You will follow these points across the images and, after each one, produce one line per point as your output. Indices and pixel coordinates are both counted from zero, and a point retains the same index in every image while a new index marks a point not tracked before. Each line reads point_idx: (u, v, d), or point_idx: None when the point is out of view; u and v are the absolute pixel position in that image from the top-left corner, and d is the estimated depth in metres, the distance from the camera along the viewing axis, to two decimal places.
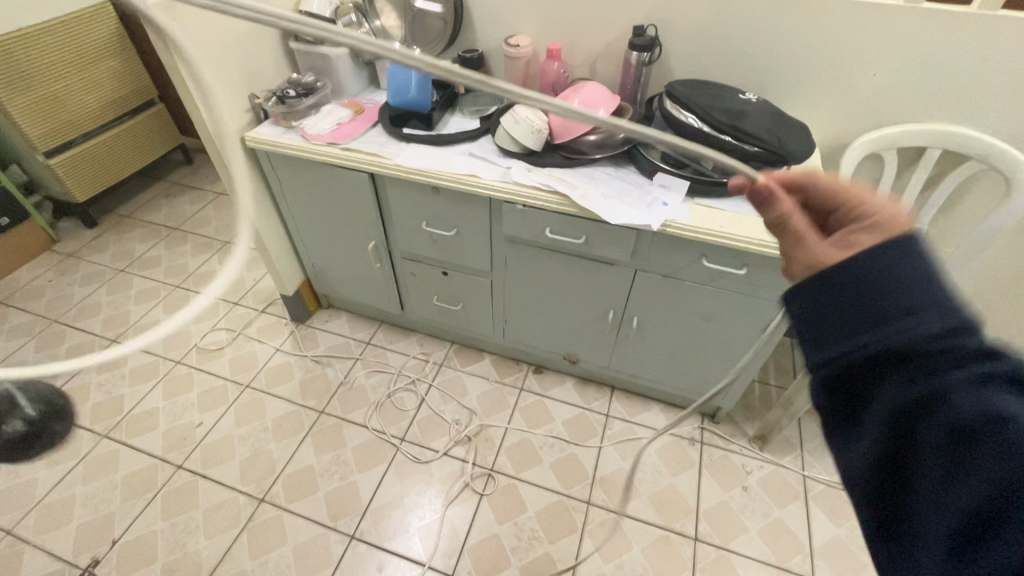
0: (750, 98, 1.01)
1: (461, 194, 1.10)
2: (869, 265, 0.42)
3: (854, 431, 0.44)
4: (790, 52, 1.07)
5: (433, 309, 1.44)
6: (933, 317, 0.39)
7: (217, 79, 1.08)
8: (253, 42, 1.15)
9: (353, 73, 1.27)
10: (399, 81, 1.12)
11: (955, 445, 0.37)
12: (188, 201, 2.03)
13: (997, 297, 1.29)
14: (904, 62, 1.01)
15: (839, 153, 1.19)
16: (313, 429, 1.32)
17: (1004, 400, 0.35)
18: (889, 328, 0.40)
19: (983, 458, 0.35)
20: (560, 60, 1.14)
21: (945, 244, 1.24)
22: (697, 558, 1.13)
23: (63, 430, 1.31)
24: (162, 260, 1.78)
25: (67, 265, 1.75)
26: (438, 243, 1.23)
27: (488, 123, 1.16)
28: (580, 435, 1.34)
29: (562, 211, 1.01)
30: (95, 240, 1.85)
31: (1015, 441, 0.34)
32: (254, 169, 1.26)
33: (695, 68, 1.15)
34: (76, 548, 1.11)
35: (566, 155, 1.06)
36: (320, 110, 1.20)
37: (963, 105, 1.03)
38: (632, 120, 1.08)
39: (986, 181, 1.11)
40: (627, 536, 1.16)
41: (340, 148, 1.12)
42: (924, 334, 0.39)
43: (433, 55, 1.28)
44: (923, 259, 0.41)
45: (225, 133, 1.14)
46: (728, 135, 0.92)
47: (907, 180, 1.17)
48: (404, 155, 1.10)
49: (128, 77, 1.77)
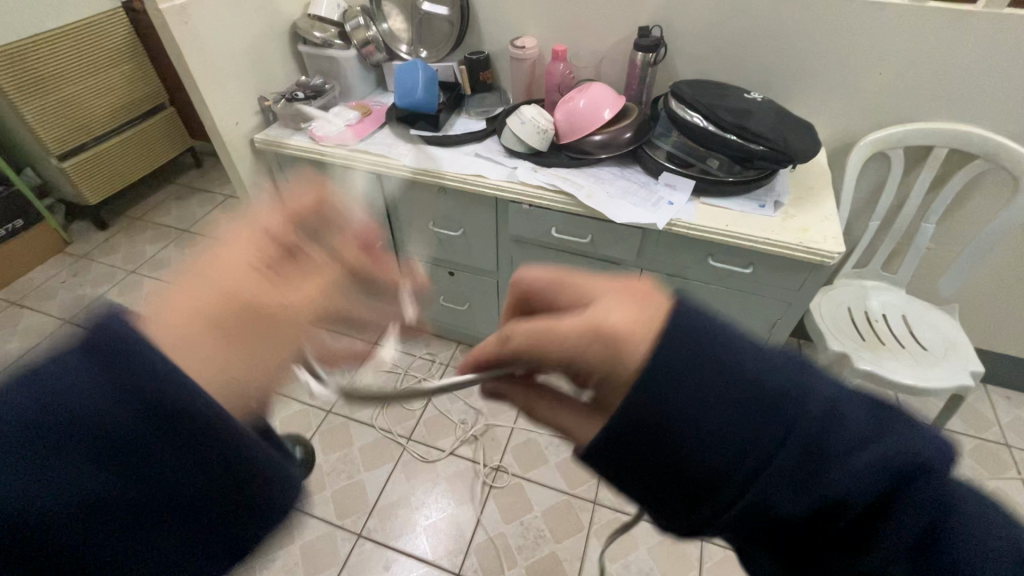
0: (756, 98, 1.01)
1: (467, 195, 1.11)
2: (702, 362, 0.33)
3: (807, 500, 0.32)
4: (795, 52, 1.07)
5: (439, 309, 1.44)
6: (795, 403, 0.32)
7: (227, 82, 1.10)
8: (263, 46, 1.16)
9: (361, 75, 1.29)
10: (406, 83, 1.13)
11: (896, 446, 0.32)
12: (198, 203, 2.06)
13: (1006, 296, 1.28)
14: (910, 61, 1.01)
15: (845, 153, 1.19)
16: (320, 428, 1.33)
17: (877, 428, 0.33)
18: (785, 435, 0.32)
19: (917, 489, 0.32)
20: (566, 61, 1.15)
21: (953, 243, 1.24)
22: (703, 558, 1.12)
23: None
24: (172, 261, 1.80)
25: (79, 267, 1.77)
26: (444, 244, 1.24)
27: (494, 124, 1.17)
28: None
29: (568, 210, 1.02)
30: (107, 241, 1.88)
31: (912, 457, 0.32)
32: (263, 171, 1.28)
33: (700, 69, 1.16)
34: None
35: (572, 155, 1.07)
36: (328, 112, 1.22)
37: (970, 103, 1.03)
38: (637, 120, 1.09)
39: (993, 179, 1.11)
40: (633, 535, 1.16)
41: (347, 150, 1.14)
42: (806, 417, 0.32)
43: (440, 58, 1.29)
44: (716, 331, 0.34)
45: (235, 135, 1.16)
46: (733, 135, 0.92)
47: (913, 180, 1.17)
48: (411, 156, 1.11)
49: (139, 82, 1.81)
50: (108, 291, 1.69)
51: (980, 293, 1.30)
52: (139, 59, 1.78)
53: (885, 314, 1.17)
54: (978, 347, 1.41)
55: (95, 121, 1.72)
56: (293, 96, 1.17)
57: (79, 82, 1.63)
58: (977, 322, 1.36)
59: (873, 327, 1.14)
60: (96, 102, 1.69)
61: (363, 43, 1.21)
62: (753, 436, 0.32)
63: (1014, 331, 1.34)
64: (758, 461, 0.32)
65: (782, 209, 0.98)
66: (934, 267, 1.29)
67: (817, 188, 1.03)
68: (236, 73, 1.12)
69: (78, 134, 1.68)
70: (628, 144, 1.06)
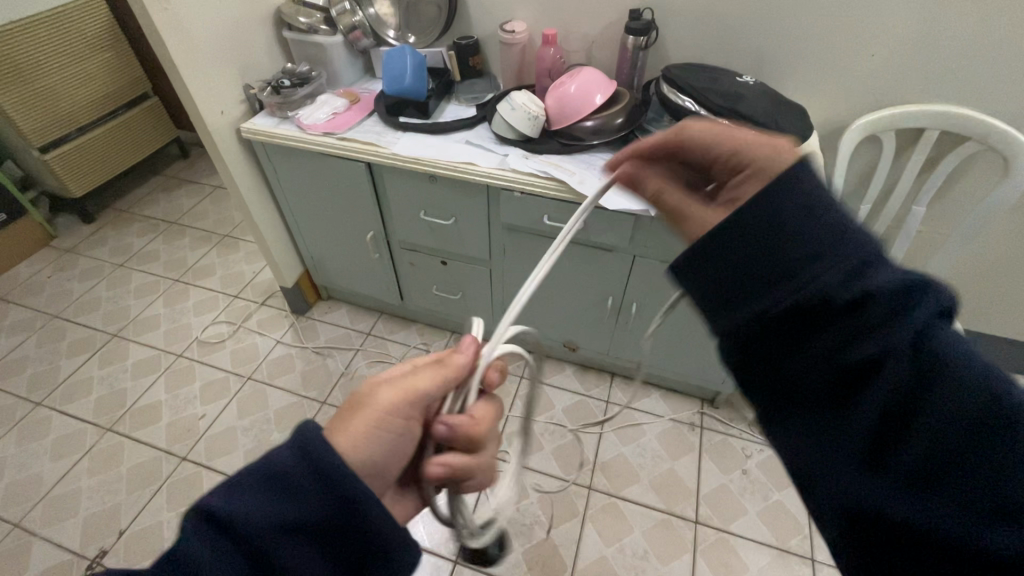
0: (748, 81, 1.00)
1: (458, 183, 1.09)
2: (749, 213, 0.46)
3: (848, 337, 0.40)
4: (787, 32, 1.06)
5: (433, 299, 1.44)
6: (833, 261, 0.41)
7: (209, 70, 1.08)
8: (245, 33, 1.14)
9: (348, 61, 1.26)
10: (394, 69, 1.11)
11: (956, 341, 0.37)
12: (185, 194, 2.02)
13: (994, 278, 1.29)
14: (902, 42, 1.00)
15: (837, 135, 1.18)
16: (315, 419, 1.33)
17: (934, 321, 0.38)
18: (800, 277, 0.42)
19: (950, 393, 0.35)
20: (556, 46, 1.13)
21: (944, 225, 1.24)
22: (697, 540, 1.14)
23: (67, 424, 1.32)
24: (161, 254, 1.78)
25: (65, 261, 1.74)
26: (436, 233, 1.23)
27: (485, 111, 1.16)
28: (580, 421, 1.35)
29: (559, 197, 1.01)
30: (93, 235, 1.85)
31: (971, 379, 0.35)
32: (250, 161, 1.26)
33: (692, 52, 1.15)
34: (84, 539, 1.12)
35: (564, 141, 1.05)
36: (316, 100, 1.19)
37: (960, 85, 1.03)
38: (628, 105, 1.07)
39: (983, 161, 1.11)
40: (628, 519, 1.17)
41: (336, 138, 1.12)
42: (834, 277, 0.40)
43: (428, 43, 1.27)
44: (796, 194, 0.44)
45: (221, 125, 1.14)
46: (726, 120, 0.92)
47: (904, 162, 1.16)
48: (401, 145, 1.10)
49: (121, 71, 1.76)
50: (96, 285, 1.67)
51: (969, 274, 1.31)
52: (123, 48, 1.75)
53: None
54: (967, 328, 1.43)
55: (78, 112, 1.68)
56: (279, 84, 1.15)
57: (61, 71, 1.59)
58: (967, 303, 1.37)
59: None
60: (78, 92, 1.66)
61: (350, 27, 1.18)
62: (812, 259, 0.42)
63: (1003, 311, 1.35)
64: (780, 276, 0.43)
65: None
66: (924, 249, 1.30)
67: None
68: (218, 61, 1.09)
69: (60, 125, 1.64)
70: (619, 129, 1.05)
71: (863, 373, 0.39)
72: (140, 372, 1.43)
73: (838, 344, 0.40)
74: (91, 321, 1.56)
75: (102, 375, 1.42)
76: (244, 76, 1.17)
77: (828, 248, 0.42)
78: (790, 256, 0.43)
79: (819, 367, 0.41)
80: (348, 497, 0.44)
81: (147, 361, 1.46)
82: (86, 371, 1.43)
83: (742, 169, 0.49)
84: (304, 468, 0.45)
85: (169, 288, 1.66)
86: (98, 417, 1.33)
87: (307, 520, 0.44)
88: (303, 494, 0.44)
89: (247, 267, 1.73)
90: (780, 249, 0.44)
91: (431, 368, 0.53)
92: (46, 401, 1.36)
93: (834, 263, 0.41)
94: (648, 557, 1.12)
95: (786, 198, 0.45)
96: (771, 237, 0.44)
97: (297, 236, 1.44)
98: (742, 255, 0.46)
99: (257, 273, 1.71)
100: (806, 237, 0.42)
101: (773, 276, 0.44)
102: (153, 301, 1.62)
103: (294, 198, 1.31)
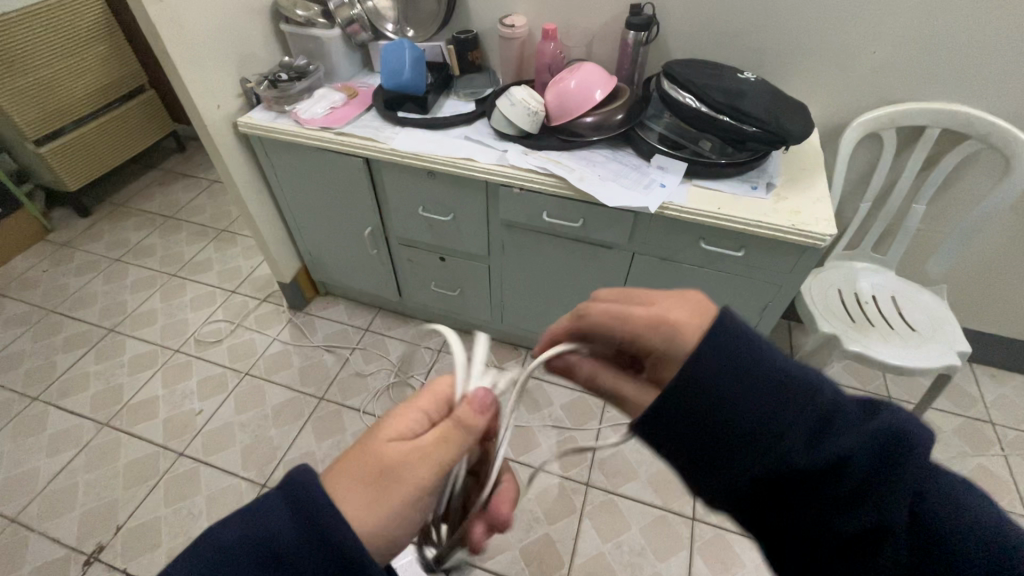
0: (749, 77, 1.00)
1: (457, 179, 1.09)
2: (727, 358, 0.43)
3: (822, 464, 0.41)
4: (788, 29, 1.05)
5: (431, 295, 1.44)
6: (811, 404, 0.42)
7: (205, 64, 1.07)
8: (241, 26, 1.13)
9: (346, 55, 1.25)
10: (392, 63, 1.10)
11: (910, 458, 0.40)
12: (182, 188, 2.01)
13: (992, 276, 1.29)
14: (903, 40, 1.00)
15: (838, 133, 1.18)
16: (313, 415, 1.33)
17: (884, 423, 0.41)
18: (778, 430, 0.41)
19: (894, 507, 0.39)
20: (556, 41, 1.13)
21: (944, 223, 1.24)
22: (695, 536, 1.14)
23: (63, 419, 1.31)
24: (158, 248, 1.77)
25: (62, 255, 1.73)
26: (435, 229, 1.23)
27: (484, 106, 1.15)
28: (579, 419, 1.35)
29: (558, 194, 1.00)
30: (90, 229, 1.84)
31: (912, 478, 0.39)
32: (248, 156, 1.25)
33: (694, 48, 1.14)
34: (81, 535, 1.12)
35: (563, 137, 1.05)
36: (313, 95, 1.18)
37: (961, 83, 1.02)
38: (628, 102, 1.07)
39: (983, 159, 1.11)
40: (625, 515, 1.18)
41: (334, 133, 1.11)
42: (810, 419, 0.41)
43: (427, 37, 1.26)
44: (759, 344, 0.44)
45: (217, 119, 1.13)
46: (725, 116, 0.91)
47: (905, 160, 1.16)
48: (399, 139, 1.09)
49: (116, 63, 1.75)
50: (92, 280, 1.66)
51: (969, 272, 1.31)
52: (119, 41, 1.73)
53: (875, 295, 1.17)
54: (966, 326, 1.43)
55: (72, 105, 1.66)
56: (276, 78, 1.14)
57: (54, 63, 1.57)
58: (965, 301, 1.37)
59: (863, 308, 1.14)
60: (72, 85, 1.64)
61: (347, 21, 1.18)
62: (787, 402, 0.42)
63: (1001, 309, 1.35)
64: (741, 418, 0.43)
65: (775, 191, 0.97)
66: (923, 248, 1.30)
67: (810, 170, 1.02)
68: (215, 54, 1.08)
69: (54, 118, 1.63)
70: (619, 126, 1.04)
71: (835, 505, 0.40)
72: (137, 368, 1.43)
73: (808, 478, 0.41)
74: (88, 316, 1.56)
75: (99, 369, 1.42)
76: (241, 71, 1.16)
77: (792, 396, 0.42)
78: (758, 410, 0.42)
79: (790, 479, 0.42)
80: (334, 547, 0.38)
81: (144, 356, 1.45)
82: (83, 366, 1.43)
83: (654, 351, 0.50)
84: (298, 536, 0.38)
85: (166, 283, 1.65)
86: (95, 412, 1.33)
87: (285, 554, 0.38)
88: (293, 565, 0.38)
89: (244, 262, 1.72)
90: (725, 396, 0.43)
91: (444, 426, 0.45)
92: (42, 396, 1.36)
93: (807, 397, 0.42)
94: (645, 554, 1.12)
95: (752, 347, 0.44)
96: (748, 388, 0.43)
97: (294, 231, 1.43)
98: (709, 429, 0.44)
99: (255, 268, 1.70)
100: (753, 379, 0.43)
101: (748, 435, 0.42)
102: (150, 296, 1.61)
103: (291, 193, 1.30)
